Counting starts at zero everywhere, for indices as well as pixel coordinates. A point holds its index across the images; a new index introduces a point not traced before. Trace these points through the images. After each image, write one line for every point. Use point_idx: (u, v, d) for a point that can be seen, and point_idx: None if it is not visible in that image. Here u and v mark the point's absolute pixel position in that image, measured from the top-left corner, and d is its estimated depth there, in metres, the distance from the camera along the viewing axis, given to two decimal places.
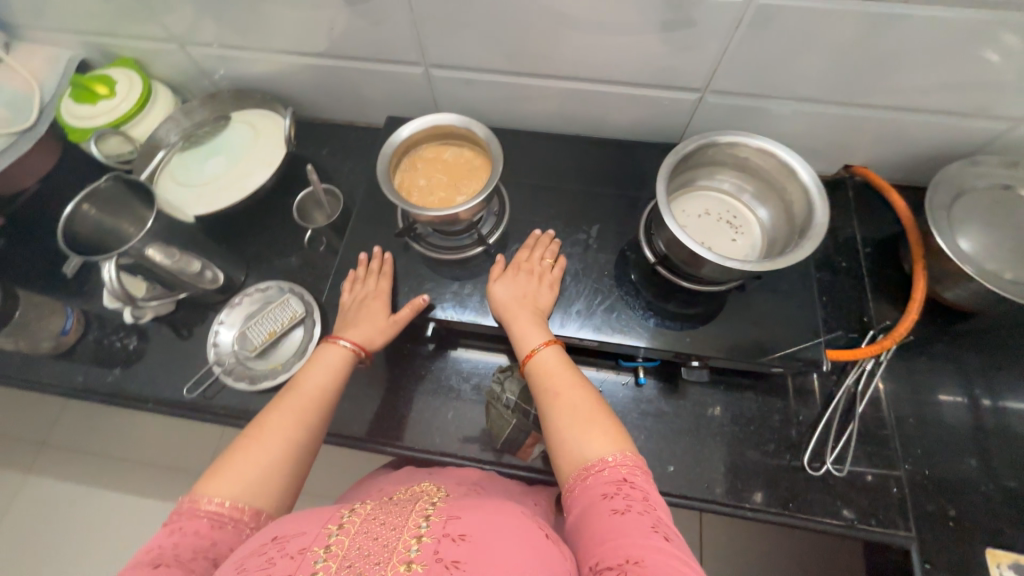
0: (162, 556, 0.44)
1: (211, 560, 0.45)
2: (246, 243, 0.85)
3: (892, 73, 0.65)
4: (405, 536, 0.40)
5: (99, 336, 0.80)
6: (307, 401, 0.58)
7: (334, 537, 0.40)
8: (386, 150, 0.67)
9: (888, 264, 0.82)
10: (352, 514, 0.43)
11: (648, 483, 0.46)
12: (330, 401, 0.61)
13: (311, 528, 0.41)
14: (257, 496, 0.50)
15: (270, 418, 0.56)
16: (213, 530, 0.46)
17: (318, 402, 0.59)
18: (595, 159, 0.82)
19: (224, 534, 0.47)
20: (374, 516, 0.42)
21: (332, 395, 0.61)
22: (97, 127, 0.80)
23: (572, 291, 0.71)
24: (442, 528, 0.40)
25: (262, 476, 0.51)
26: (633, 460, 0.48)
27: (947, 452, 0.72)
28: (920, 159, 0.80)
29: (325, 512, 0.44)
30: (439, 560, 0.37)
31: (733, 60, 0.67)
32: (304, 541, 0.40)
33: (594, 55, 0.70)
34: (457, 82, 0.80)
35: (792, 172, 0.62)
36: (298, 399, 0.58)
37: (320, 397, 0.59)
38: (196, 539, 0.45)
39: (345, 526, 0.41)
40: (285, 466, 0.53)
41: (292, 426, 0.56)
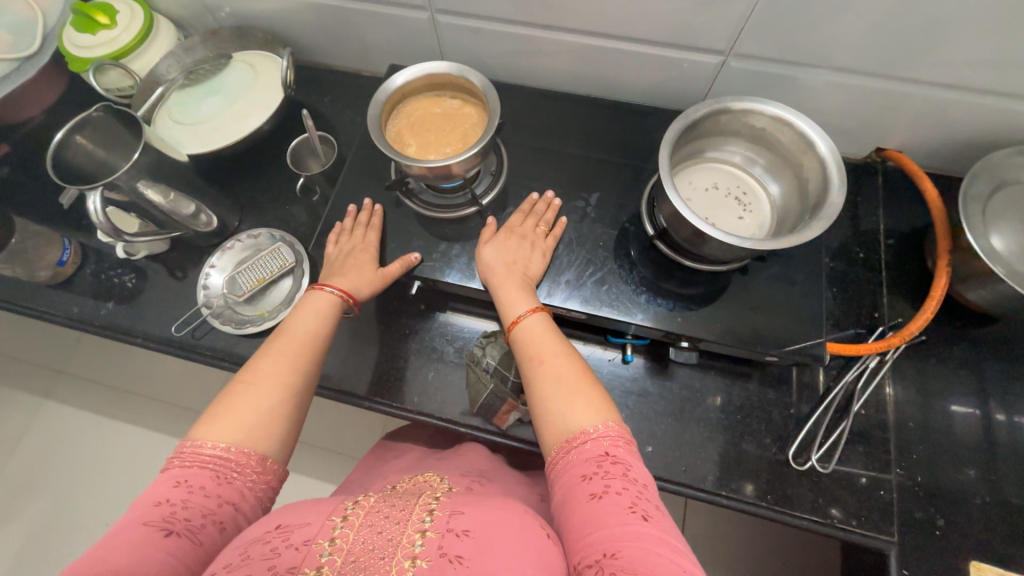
0: (171, 518, 0.43)
1: (217, 521, 0.44)
2: (241, 188, 0.84)
3: (940, 43, 0.58)
4: (408, 531, 0.40)
5: (96, 270, 0.82)
6: (298, 343, 0.57)
7: (338, 529, 0.40)
8: (379, 97, 0.64)
9: (910, 258, 0.76)
10: (357, 506, 0.43)
11: (630, 453, 0.45)
12: (322, 343, 0.60)
13: (316, 519, 0.42)
14: (259, 441, 0.50)
15: (262, 364, 0.55)
16: (220, 487, 0.46)
17: (310, 345, 0.58)
18: (603, 123, 0.77)
19: (229, 490, 0.46)
20: (379, 510, 0.43)
21: (323, 338, 0.60)
22: (96, 57, 0.79)
23: (564, 260, 0.68)
24: (446, 524, 0.40)
25: (261, 420, 0.50)
26: (616, 430, 0.46)
27: (945, 460, 0.68)
28: (960, 146, 0.73)
29: (328, 503, 0.44)
30: (442, 555, 0.38)
31: (762, 19, 0.61)
32: (308, 532, 0.40)
33: (608, 6, 0.65)
34: (463, 31, 0.75)
35: (810, 145, 0.57)
36: (290, 342, 0.57)
37: (311, 340, 0.58)
38: (203, 498, 0.45)
39: (349, 518, 0.41)
40: (284, 410, 0.52)
41: (287, 370, 0.55)
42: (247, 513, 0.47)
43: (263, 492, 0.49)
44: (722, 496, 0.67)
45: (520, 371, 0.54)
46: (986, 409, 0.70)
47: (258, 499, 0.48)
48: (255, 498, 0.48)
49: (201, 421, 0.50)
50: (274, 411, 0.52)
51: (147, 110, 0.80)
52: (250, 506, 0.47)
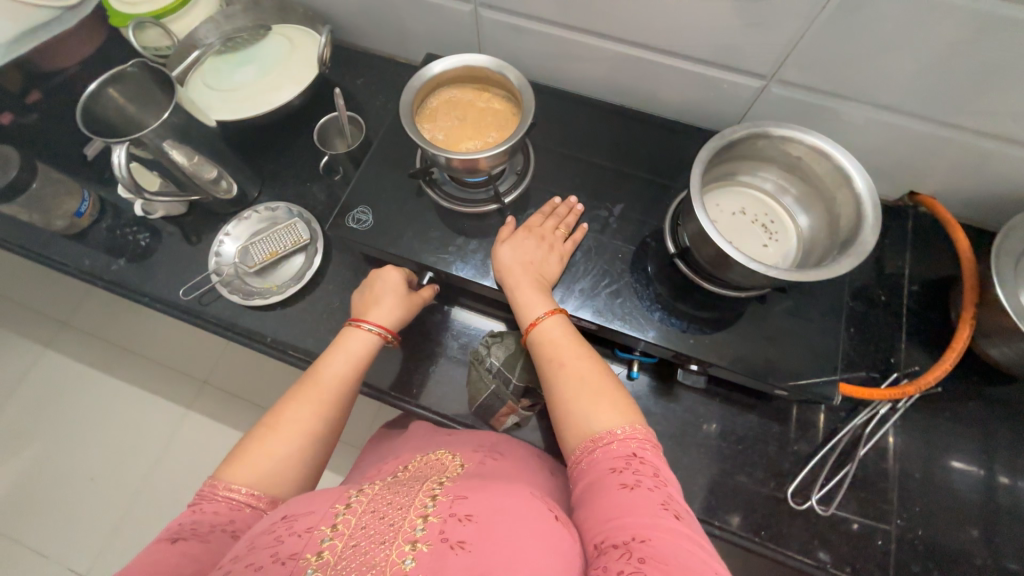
0: (183, 530, 0.44)
1: (228, 532, 0.45)
2: (265, 160, 0.84)
3: (991, 92, 0.57)
4: (411, 516, 0.39)
5: (111, 225, 0.82)
6: (325, 388, 0.56)
7: (340, 516, 0.40)
8: (414, 83, 0.63)
9: (931, 308, 0.74)
10: (361, 494, 0.43)
11: (657, 457, 0.44)
12: (351, 388, 0.58)
13: (320, 507, 0.41)
14: (274, 483, 0.49)
15: (289, 406, 0.54)
16: (230, 511, 0.46)
17: (338, 391, 0.57)
18: (634, 135, 0.77)
19: (239, 513, 0.47)
20: (381, 497, 0.42)
21: (352, 384, 0.58)
22: (139, 15, 0.79)
23: (580, 268, 0.67)
24: (448, 509, 0.39)
25: (279, 465, 0.50)
26: (643, 434, 0.45)
27: (949, 518, 0.66)
28: (997, 199, 0.71)
29: (333, 491, 0.44)
30: (444, 540, 0.37)
31: (810, 47, 0.60)
32: (312, 519, 0.40)
33: (654, 18, 0.64)
34: (504, 28, 0.75)
35: (846, 180, 0.56)
36: (318, 389, 0.56)
37: (341, 387, 0.57)
38: (213, 517, 0.46)
39: (351, 506, 0.41)
40: (301, 457, 0.52)
41: (312, 417, 0.54)
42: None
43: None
44: (715, 526, 0.66)
45: (541, 373, 0.53)
46: (994, 468, 0.68)
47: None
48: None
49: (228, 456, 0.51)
50: (293, 459, 0.51)
51: (180, 73, 0.80)
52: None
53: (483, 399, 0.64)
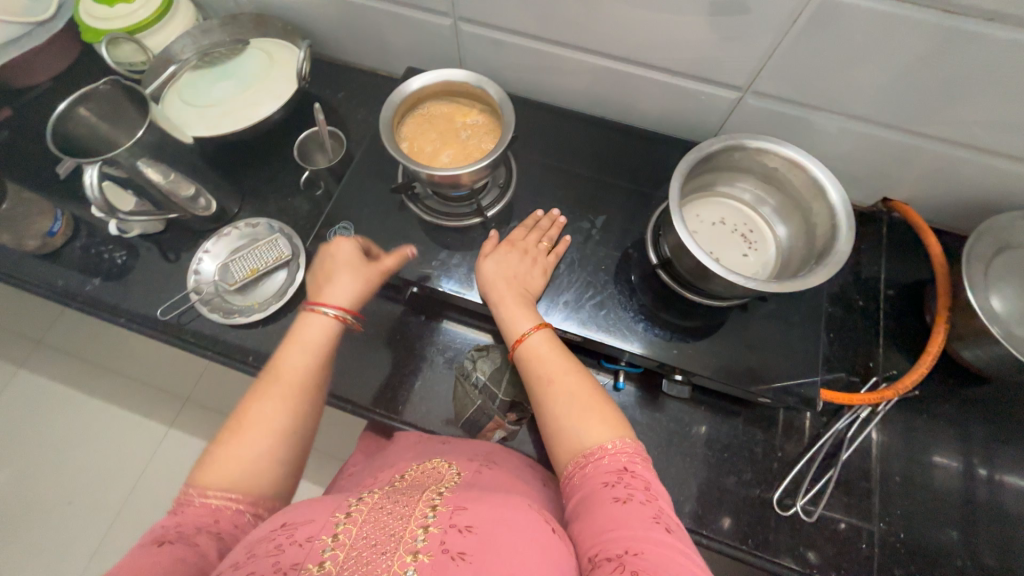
0: (167, 533, 0.41)
1: (215, 533, 0.43)
2: (244, 175, 0.83)
3: (956, 102, 0.59)
4: (411, 526, 0.39)
5: (85, 244, 0.80)
6: (294, 383, 0.53)
7: (340, 526, 0.40)
8: (393, 100, 0.63)
9: (907, 310, 0.76)
10: (360, 504, 0.43)
11: (648, 471, 0.44)
12: (322, 377, 0.56)
13: (319, 516, 0.41)
14: (253, 484, 0.47)
15: (256, 401, 0.51)
16: (215, 514, 0.44)
17: (311, 384, 0.54)
18: (615, 146, 0.77)
19: (226, 516, 0.44)
20: (382, 506, 0.42)
21: (320, 368, 0.56)
22: (111, 30, 0.78)
23: (564, 280, 0.68)
24: (449, 519, 0.39)
25: (256, 465, 0.48)
26: (633, 448, 0.45)
27: (930, 519, 0.67)
28: (967, 205, 0.73)
29: (331, 502, 0.44)
30: (445, 550, 0.37)
31: (782, 61, 0.61)
32: (313, 528, 0.39)
33: (632, 33, 0.65)
34: (485, 42, 0.75)
35: (821, 192, 0.57)
36: (282, 378, 0.53)
37: (309, 376, 0.54)
38: (198, 517, 0.43)
39: (352, 515, 0.41)
40: (278, 450, 0.49)
41: (281, 407, 0.51)
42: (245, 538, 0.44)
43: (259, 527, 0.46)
44: (703, 535, 0.66)
45: (529, 390, 0.53)
46: (970, 475, 0.69)
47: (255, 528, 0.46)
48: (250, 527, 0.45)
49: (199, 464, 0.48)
50: (269, 454, 0.49)
51: (155, 89, 0.80)
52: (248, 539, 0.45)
53: (469, 415, 0.64)
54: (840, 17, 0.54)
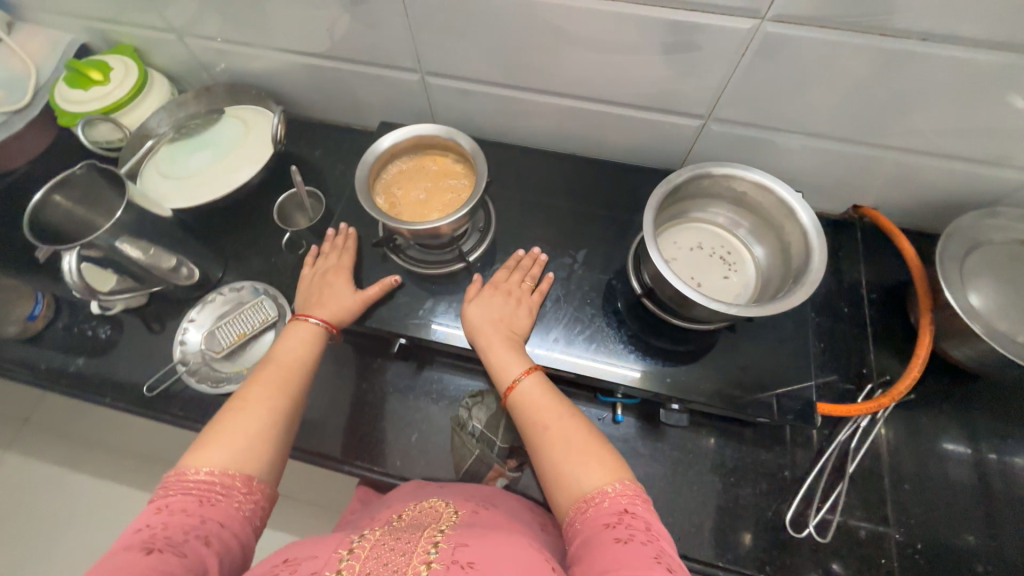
0: (151, 539, 0.40)
1: (202, 535, 0.42)
2: (226, 240, 0.83)
3: (907, 114, 0.61)
4: (414, 561, 0.39)
5: (68, 323, 0.79)
6: (283, 369, 0.57)
7: (345, 561, 0.40)
8: (366, 159, 0.65)
9: (893, 313, 0.77)
10: (362, 539, 0.43)
11: (649, 511, 0.43)
12: (309, 371, 0.60)
13: (323, 553, 0.42)
14: (246, 462, 0.48)
15: (249, 391, 0.54)
16: (202, 507, 0.44)
17: (299, 371, 0.58)
18: (590, 180, 0.79)
19: (213, 509, 0.44)
20: (384, 542, 0.42)
21: (309, 364, 0.60)
22: (87, 112, 0.79)
23: (551, 317, 0.68)
24: (450, 555, 0.39)
25: (249, 444, 0.49)
26: (634, 490, 0.44)
27: (946, 525, 0.66)
28: (934, 206, 0.75)
29: (334, 540, 0.44)
30: None
31: (737, 89, 0.64)
32: (316, 564, 0.40)
33: (593, 74, 0.67)
34: (453, 92, 0.77)
35: (792, 212, 0.59)
36: (275, 369, 0.57)
37: (299, 367, 0.58)
38: (184, 518, 0.42)
39: (355, 550, 0.41)
40: (272, 434, 0.51)
41: (274, 393, 0.54)
42: (234, 531, 0.44)
43: (248, 513, 0.46)
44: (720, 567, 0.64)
45: (525, 438, 0.52)
46: (983, 466, 0.68)
47: (243, 519, 0.46)
48: (239, 517, 0.45)
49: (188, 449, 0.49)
50: (263, 435, 0.51)
51: (131, 165, 0.81)
52: (238, 524, 0.45)
53: (468, 466, 0.63)
54: (784, 47, 0.56)
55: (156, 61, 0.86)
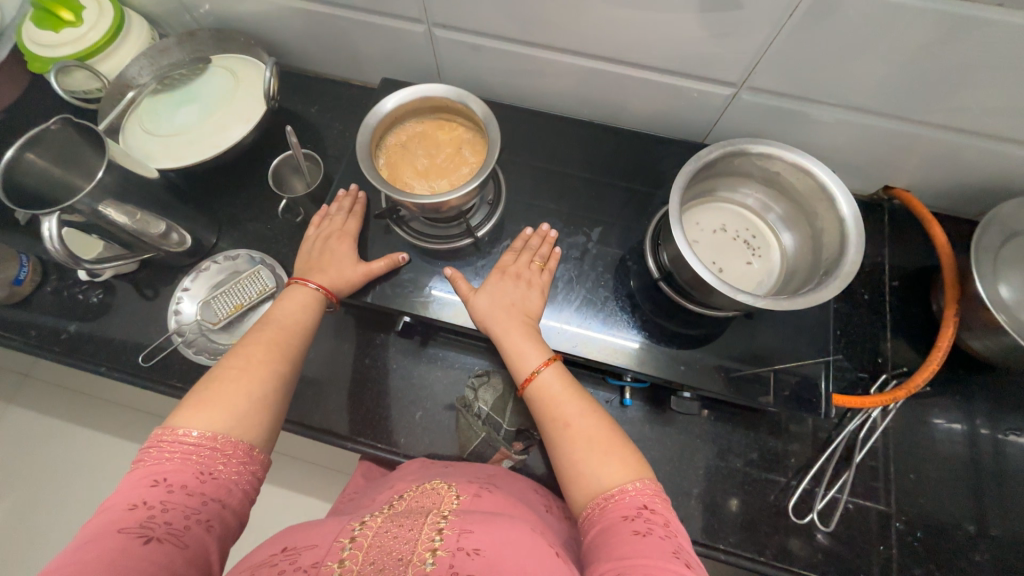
0: (149, 524, 0.38)
1: (203, 520, 0.41)
2: (220, 204, 0.79)
3: (961, 90, 0.56)
4: (418, 550, 0.38)
5: (57, 287, 0.76)
6: (282, 333, 0.54)
7: (347, 550, 0.38)
8: (368, 123, 0.60)
9: (914, 302, 0.74)
10: (364, 527, 0.41)
11: (668, 508, 0.42)
12: (306, 332, 0.57)
13: (324, 541, 0.40)
14: (248, 430, 0.46)
15: (247, 352, 0.51)
16: (203, 485, 0.42)
17: (298, 334, 0.56)
18: (607, 150, 0.74)
19: (214, 487, 0.42)
20: (386, 529, 0.41)
21: (306, 328, 0.57)
22: (60, 58, 0.72)
23: (562, 299, 0.65)
24: (456, 543, 0.38)
25: (251, 410, 0.47)
26: (654, 488, 0.43)
27: (945, 514, 0.67)
28: (969, 190, 0.71)
29: (335, 526, 0.43)
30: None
31: (778, 56, 0.58)
32: (316, 554, 0.39)
33: (618, 32, 0.61)
34: (462, 47, 0.70)
35: (829, 198, 0.56)
36: (272, 332, 0.54)
37: (295, 328, 0.56)
38: (184, 498, 0.40)
39: (357, 539, 0.40)
40: (273, 400, 0.49)
41: (275, 357, 0.52)
42: (234, 509, 0.43)
43: (249, 484, 0.45)
44: (720, 549, 0.65)
45: (543, 431, 0.51)
46: (979, 444, 0.69)
47: (244, 493, 0.45)
48: (241, 492, 0.44)
49: (181, 407, 0.45)
50: (265, 402, 0.48)
51: (112, 119, 0.74)
52: (238, 503, 0.44)
53: (474, 447, 0.63)
54: (839, 8, 0.50)
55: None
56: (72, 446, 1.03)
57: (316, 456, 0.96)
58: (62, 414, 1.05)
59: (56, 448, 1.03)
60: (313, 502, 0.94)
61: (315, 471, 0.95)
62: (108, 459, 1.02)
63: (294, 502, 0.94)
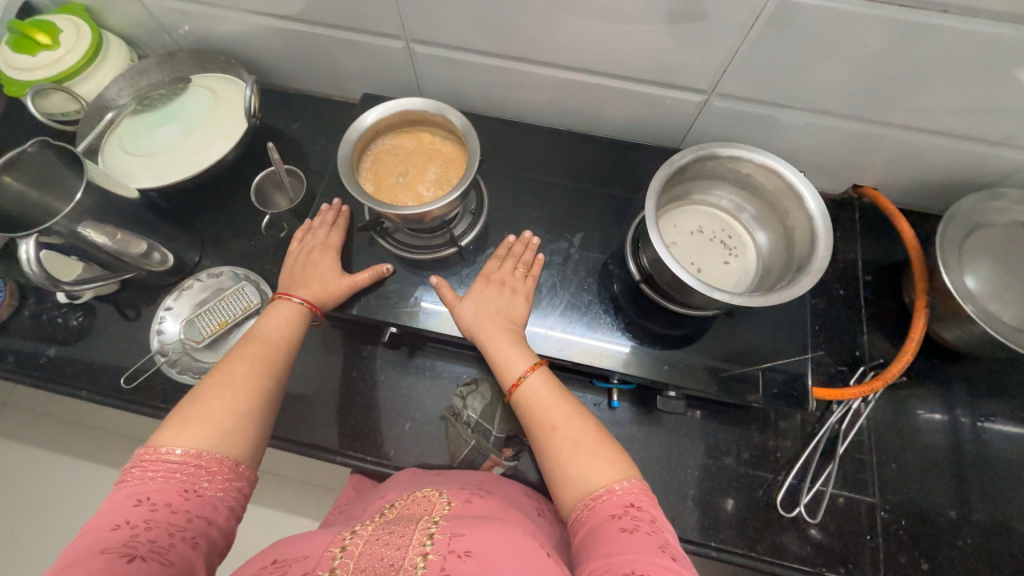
0: (133, 543, 0.38)
1: (188, 538, 0.40)
2: (204, 222, 0.79)
3: (917, 91, 0.58)
4: (410, 555, 0.38)
5: (36, 311, 0.75)
6: (267, 347, 0.54)
7: (338, 559, 0.38)
8: (349, 136, 0.61)
9: (887, 295, 0.77)
10: (355, 536, 0.41)
11: (654, 505, 0.42)
12: (292, 347, 0.57)
13: (314, 552, 0.40)
14: (234, 446, 0.46)
15: (232, 368, 0.51)
16: (188, 502, 0.41)
17: (283, 348, 0.56)
18: (586, 157, 0.76)
19: (199, 504, 0.42)
20: (377, 537, 0.41)
21: (291, 343, 0.57)
22: (37, 81, 0.72)
23: (547, 304, 0.66)
24: (447, 546, 0.38)
25: (236, 426, 0.47)
26: (639, 487, 0.44)
27: (927, 501, 0.68)
28: (933, 186, 0.74)
29: (325, 537, 0.43)
30: None
31: (744, 63, 0.60)
32: (307, 565, 0.38)
33: (591, 43, 0.63)
34: (441, 62, 0.72)
35: (797, 197, 0.58)
36: (257, 348, 0.54)
37: (281, 343, 0.56)
38: (169, 516, 0.40)
39: (347, 548, 0.40)
40: (259, 415, 0.49)
41: (260, 372, 0.52)
42: (221, 526, 0.43)
43: (235, 501, 0.45)
44: (712, 546, 0.66)
45: (530, 436, 0.51)
46: (956, 431, 0.72)
47: (231, 510, 0.44)
48: (227, 508, 0.44)
49: (164, 425, 0.45)
50: (250, 417, 0.48)
51: (92, 139, 0.74)
52: (224, 520, 0.43)
53: (464, 456, 0.63)
54: (797, 17, 0.53)
55: (110, 22, 0.79)
56: (53, 474, 1.00)
57: (306, 472, 0.94)
58: (40, 442, 1.02)
59: (36, 476, 1.00)
60: (304, 520, 0.92)
61: (306, 489, 0.94)
62: (89, 487, 0.99)
63: (285, 521, 0.92)
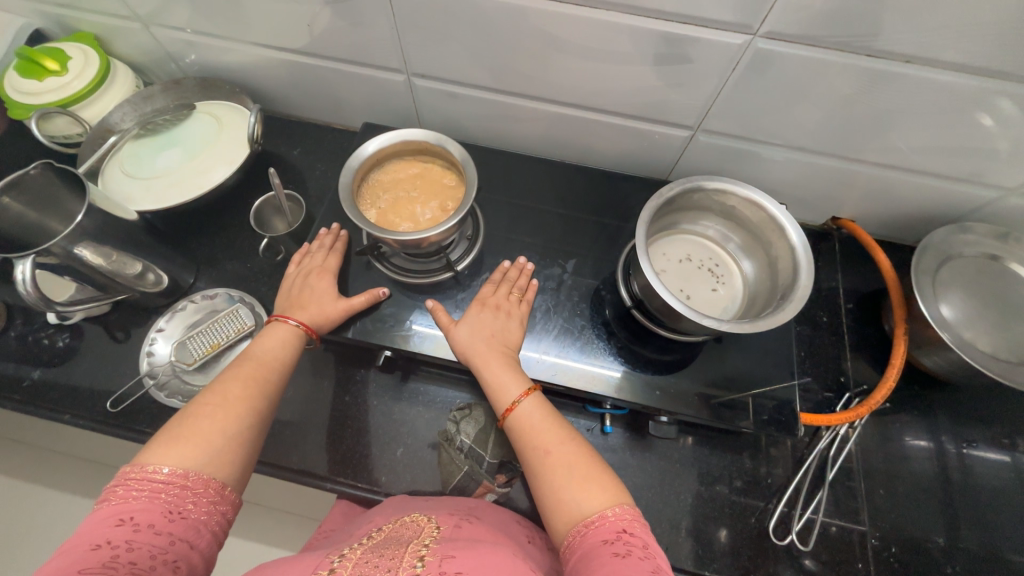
0: (112, 564, 0.37)
1: (169, 561, 0.39)
2: (201, 244, 0.79)
3: (887, 132, 0.63)
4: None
5: (24, 332, 0.74)
6: (260, 367, 0.54)
7: None
8: (351, 164, 0.63)
9: (869, 322, 0.79)
10: (344, 559, 0.41)
11: (646, 532, 0.42)
12: (285, 369, 0.57)
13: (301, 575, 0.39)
14: (221, 467, 0.45)
15: (224, 387, 0.51)
16: (171, 524, 0.40)
17: (275, 369, 0.55)
18: (579, 187, 0.79)
19: (183, 527, 0.41)
20: (366, 560, 0.40)
21: (285, 366, 0.57)
22: (43, 105, 0.74)
23: (540, 328, 0.67)
24: (438, 568, 0.38)
25: (224, 447, 0.46)
26: (632, 513, 0.44)
27: (917, 528, 0.69)
28: (907, 219, 0.78)
29: (312, 560, 0.42)
30: None
31: (727, 103, 0.64)
32: None
33: (584, 82, 0.66)
34: (441, 95, 0.75)
35: (780, 228, 0.61)
36: (250, 368, 0.54)
37: (274, 364, 0.56)
38: (151, 538, 0.39)
39: (336, 570, 0.39)
40: (248, 437, 0.49)
41: (251, 394, 0.51)
42: (203, 550, 0.42)
43: (218, 525, 0.44)
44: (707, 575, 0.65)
45: (524, 460, 0.51)
46: (942, 457, 0.73)
47: (213, 535, 0.43)
48: (210, 533, 0.43)
49: (151, 444, 0.44)
50: (239, 439, 0.48)
51: (93, 162, 0.75)
52: (206, 544, 0.42)
53: (457, 482, 0.62)
54: (775, 63, 0.57)
55: (118, 50, 0.81)
56: (25, 503, 0.96)
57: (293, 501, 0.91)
58: (10, 470, 0.98)
59: (6, 506, 0.96)
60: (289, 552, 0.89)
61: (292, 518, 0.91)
62: (62, 517, 0.95)
63: (268, 553, 0.89)
